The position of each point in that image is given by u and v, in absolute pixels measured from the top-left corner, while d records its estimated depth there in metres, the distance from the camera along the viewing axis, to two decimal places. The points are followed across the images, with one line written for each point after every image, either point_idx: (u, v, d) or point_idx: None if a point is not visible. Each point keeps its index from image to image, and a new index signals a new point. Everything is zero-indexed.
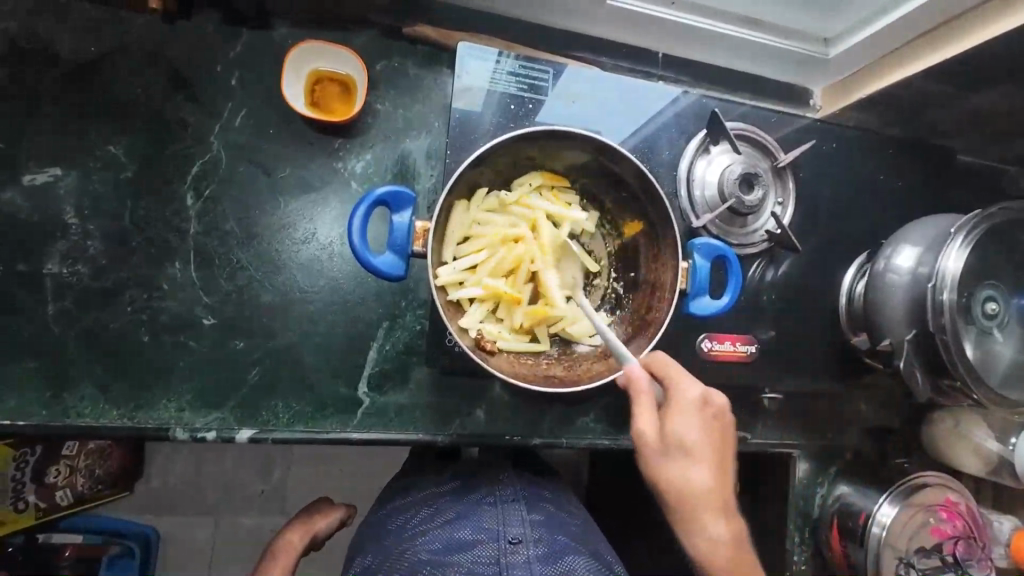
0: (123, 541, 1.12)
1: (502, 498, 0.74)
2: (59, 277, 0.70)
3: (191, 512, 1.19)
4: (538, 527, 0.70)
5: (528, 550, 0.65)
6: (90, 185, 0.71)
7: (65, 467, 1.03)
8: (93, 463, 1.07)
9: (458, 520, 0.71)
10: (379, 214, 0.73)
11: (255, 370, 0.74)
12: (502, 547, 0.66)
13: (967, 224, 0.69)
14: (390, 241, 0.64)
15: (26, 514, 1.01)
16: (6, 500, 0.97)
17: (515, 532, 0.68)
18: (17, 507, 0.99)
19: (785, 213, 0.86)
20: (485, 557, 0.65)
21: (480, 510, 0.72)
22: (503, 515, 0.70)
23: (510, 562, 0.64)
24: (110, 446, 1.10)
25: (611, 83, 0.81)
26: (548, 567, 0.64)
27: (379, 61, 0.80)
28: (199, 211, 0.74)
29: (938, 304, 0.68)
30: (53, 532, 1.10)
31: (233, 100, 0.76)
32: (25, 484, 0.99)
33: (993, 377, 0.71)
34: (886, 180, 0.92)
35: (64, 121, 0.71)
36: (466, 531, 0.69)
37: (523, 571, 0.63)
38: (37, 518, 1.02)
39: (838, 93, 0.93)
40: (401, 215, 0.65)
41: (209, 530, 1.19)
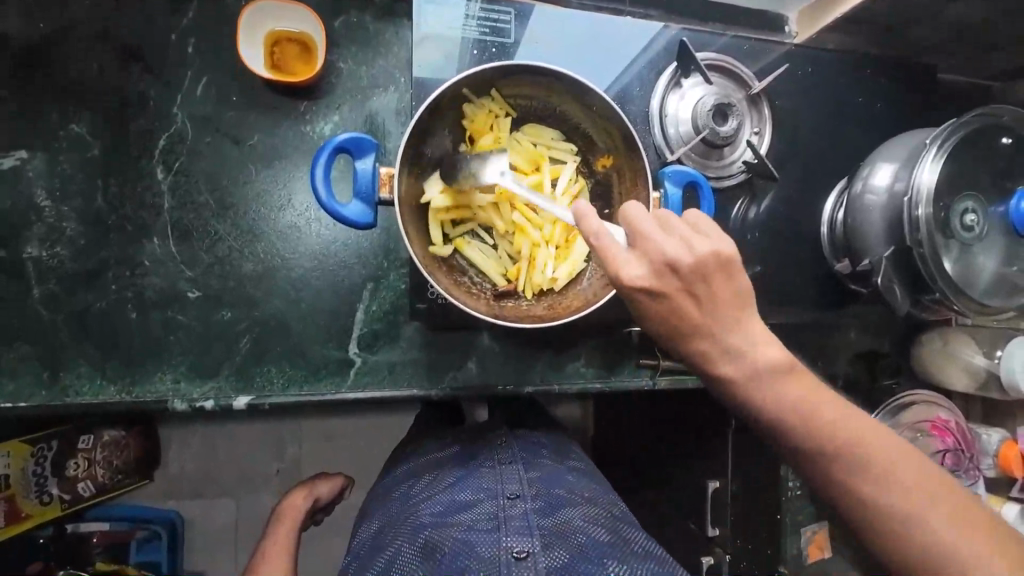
0: (150, 525, 1.18)
1: (500, 461, 0.73)
2: (40, 260, 0.70)
3: (211, 494, 1.25)
4: (534, 483, 0.68)
5: (525, 503, 0.63)
6: (59, 167, 0.71)
7: (82, 459, 1.07)
8: (111, 453, 1.12)
9: (458, 484, 0.70)
10: (341, 164, 0.73)
11: (244, 339, 0.75)
12: (499, 503, 0.64)
13: (942, 134, 0.68)
14: (356, 189, 0.63)
15: (51, 506, 1.04)
16: (30, 494, 1.00)
17: (513, 489, 0.66)
18: (42, 500, 1.02)
19: (763, 143, 0.85)
20: (485, 513, 0.62)
21: (478, 474, 0.71)
22: (499, 476, 0.69)
23: (509, 515, 0.61)
24: (125, 437, 1.14)
25: (579, 21, 0.79)
26: (544, 516, 0.61)
27: (337, 18, 0.78)
28: (171, 184, 0.74)
29: (914, 220, 0.68)
30: (80, 522, 1.13)
31: (192, 70, 0.74)
32: (46, 477, 1.02)
33: (972, 288, 0.71)
34: (866, 103, 0.90)
35: (23, 104, 0.70)
36: (466, 493, 0.67)
37: (521, 520, 0.60)
38: (62, 510, 1.06)
39: (814, 15, 0.89)
40: (365, 161, 0.63)
41: (229, 509, 1.26)
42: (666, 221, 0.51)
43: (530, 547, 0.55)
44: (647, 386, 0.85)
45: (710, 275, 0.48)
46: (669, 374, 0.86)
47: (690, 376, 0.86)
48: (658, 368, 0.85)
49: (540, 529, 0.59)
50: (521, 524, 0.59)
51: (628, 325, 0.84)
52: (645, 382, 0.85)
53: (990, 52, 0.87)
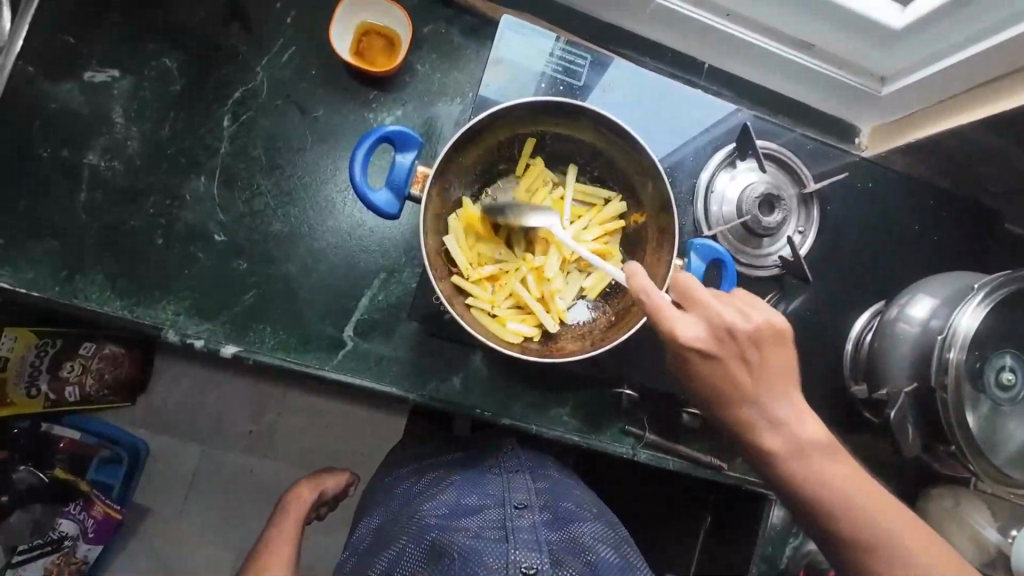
0: (116, 448, 1.19)
1: (506, 468, 0.72)
2: (96, 169, 0.75)
3: (181, 434, 1.27)
4: (541, 494, 0.68)
5: (534, 515, 0.63)
6: (140, 92, 0.76)
7: (78, 365, 1.10)
8: (104, 368, 1.15)
9: (464, 488, 0.69)
10: (383, 150, 0.76)
11: (250, 292, 0.77)
12: (507, 512, 0.63)
13: (990, 284, 0.64)
14: (389, 179, 0.65)
15: (35, 400, 1.05)
16: (21, 382, 1.02)
17: (521, 499, 0.65)
18: (29, 392, 1.04)
19: (804, 243, 0.83)
20: (492, 521, 0.62)
21: (485, 479, 0.70)
22: (507, 483, 0.68)
23: (516, 526, 0.61)
24: (122, 354, 1.18)
25: (651, 83, 0.80)
26: (553, 532, 0.61)
27: (427, 24, 0.82)
28: (232, 132, 0.78)
29: (943, 361, 0.64)
30: (55, 425, 1.12)
31: (283, 38, 0.79)
32: (40, 371, 1.05)
33: (994, 452, 0.66)
34: (923, 233, 0.88)
35: (130, 30, 0.77)
36: (473, 498, 0.67)
37: (530, 533, 0.60)
38: (44, 407, 1.07)
39: (887, 133, 0.89)
40: (406, 157, 0.65)
41: (193, 454, 1.27)
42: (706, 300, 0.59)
43: (539, 564, 0.56)
44: (626, 454, 0.81)
45: (737, 352, 0.57)
46: (651, 450, 0.83)
47: (672, 458, 0.83)
48: (642, 439, 0.82)
49: (547, 544, 0.59)
50: (529, 537, 0.59)
51: (620, 385, 0.81)
52: (626, 450, 0.82)
53: None
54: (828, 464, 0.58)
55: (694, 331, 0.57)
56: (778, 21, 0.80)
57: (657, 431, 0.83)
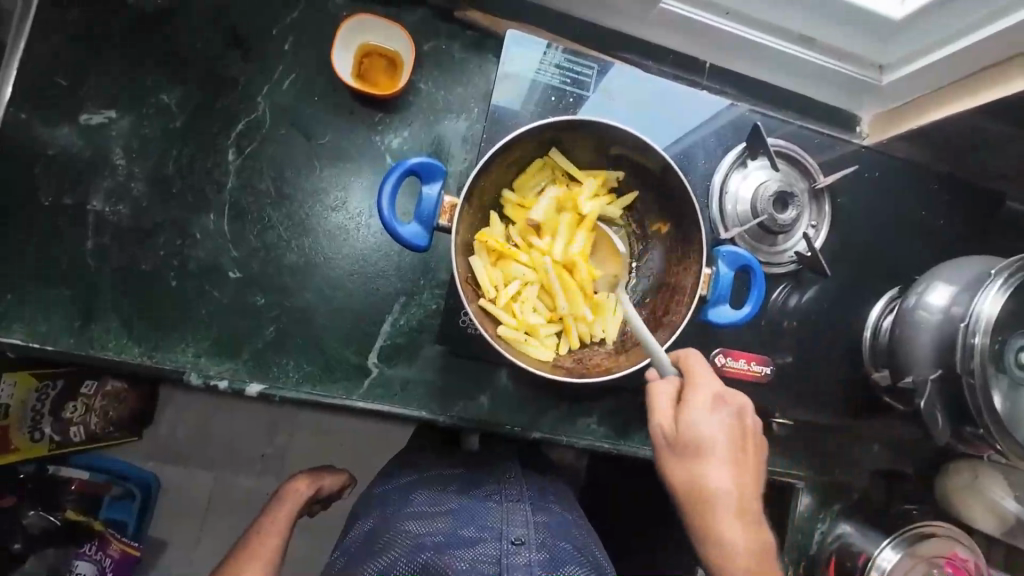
0: (125, 483, 1.16)
1: (508, 497, 0.72)
2: (101, 214, 0.72)
3: (194, 464, 1.26)
4: (540, 529, 0.67)
5: (530, 553, 0.62)
6: (141, 131, 0.74)
7: (81, 403, 1.08)
8: (108, 405, 1.13)
9: (463, 516, 0.69)
10: (409, 185, 0.74)
11: (271, 327, 0.76)
12: (504, 547, 0.63)
13: (1008, 268, 0.66)
14: (418, 212, 0.63)
15: (40, 444, 1.04)
16: (24, 428, 1.01)
17: (519, 535, 0.65)
18: (33, 436, 1.02)
19: (818, 236, 0.84)
20: (487, 556, 0.62)
21: (483, 509, 0.70)
22: (507, 516, 0.68)
23: (512, 564, 0.61)
24: (125, 390, 1.16)
25: (657, 87, 0.80)
26: (548, 572, 0.61)
27: (428, 41, 0.81)
28: (238, 166, 0.76)
29: (969, 348, 0.65)
30: (62, 466, 1.10)
31: (284, 66, 0.78)
32: (43, 415, 1.03)
33: (1019, 431, 0.68)
34: (929, 217, 0.89)
35: (125, 67, 0.74)
36: (470, 528, 0.66)
37: (524, 573, 0.59)
38: (49, 450, 1.06)
39: (887, 121, 0.90)
40: (432, 188, 0.64)
41: (209, 483, 1.26)
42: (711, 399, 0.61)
43: None
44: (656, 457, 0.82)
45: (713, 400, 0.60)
46: None
47: None
48: None
49: None
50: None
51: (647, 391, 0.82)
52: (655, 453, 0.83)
53: None
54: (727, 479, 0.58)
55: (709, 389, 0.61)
56: (780, 19, 0.80)
57: None
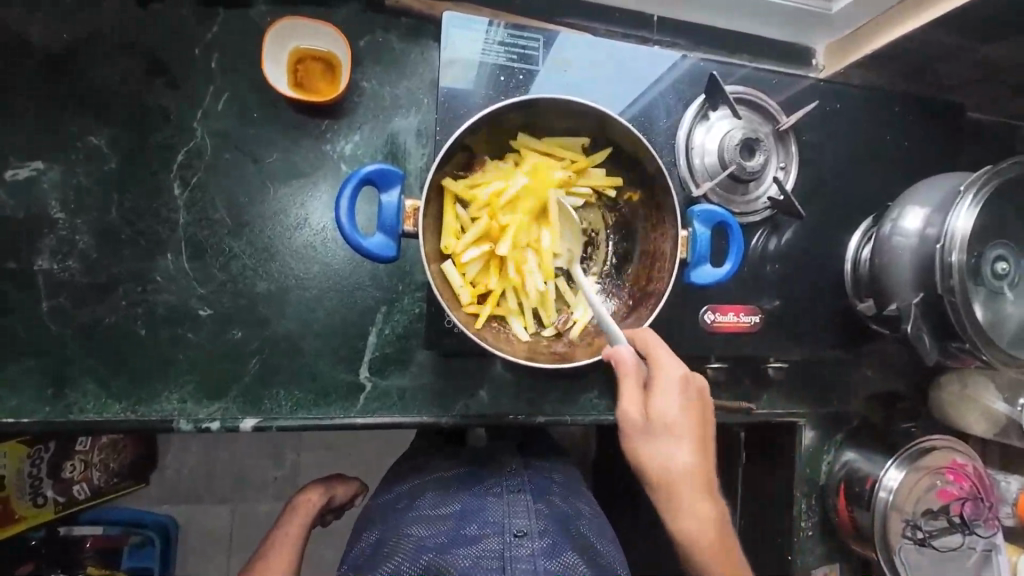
0: (143, 530, 1.16)
1: (507, 492, 0.72)
2: (51, 273, 0.68)
3: (205, 500, 1.24)
4: (542, 518, 0.68)
5: (533, 543, 0.63)
6: (74, 179, 0.69)
7: (79, 461, 1.08)
8: (107, 457, 1.11)
9: (464, 515, 0.69)
10: (368, 196, 0.71)
11: (254, 360, 0.73)
12: (507, 540, 0.63)
13: (977, 181, 0.67)
14: (379, 222, 0.61)
15: (45, 508, 1.05)
16: (25, 495, 1.01)
17: (520, 526, 0.65)
18: (36, 501, 1.03)
19: (788, 178, 0.83)
20: (491, 551, 0.62)
21: (485, 507, 0.70)
22: (508, 510, 0.68)
23: (515, 556, 0.61)
24: (122, 440, 1.13)
25: (607, 50, 0.78)
26: (552, 561, 0.61)
27: (362, 37, 0.77)
28: (187, 199, 0.72)
29: (947, 266, 0.66)
30: (74, 525, 1.12)
31: (214, 85, 0.73)
32: (42, 479, 1.03)
33: (1001, 337, 0.70)
34: (894, 140, 0.89)
35: (42, 113, 0.69)
36: (473, 526, 0.66)
37: (528, 564, 0.60)
38: (56, 512, 1.06)
39: (840, 50, 0.89)
40: (391, 194, 0.62)
41: (224, 518, 1.24)
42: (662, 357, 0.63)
43: None
44: None
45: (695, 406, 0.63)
46: None
47: None
48: None
49: None
50: (527, 568, 0.60)
51: None
52: None
53: (1016, 96, 0.87)
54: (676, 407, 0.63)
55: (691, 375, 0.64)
56: None
57: None
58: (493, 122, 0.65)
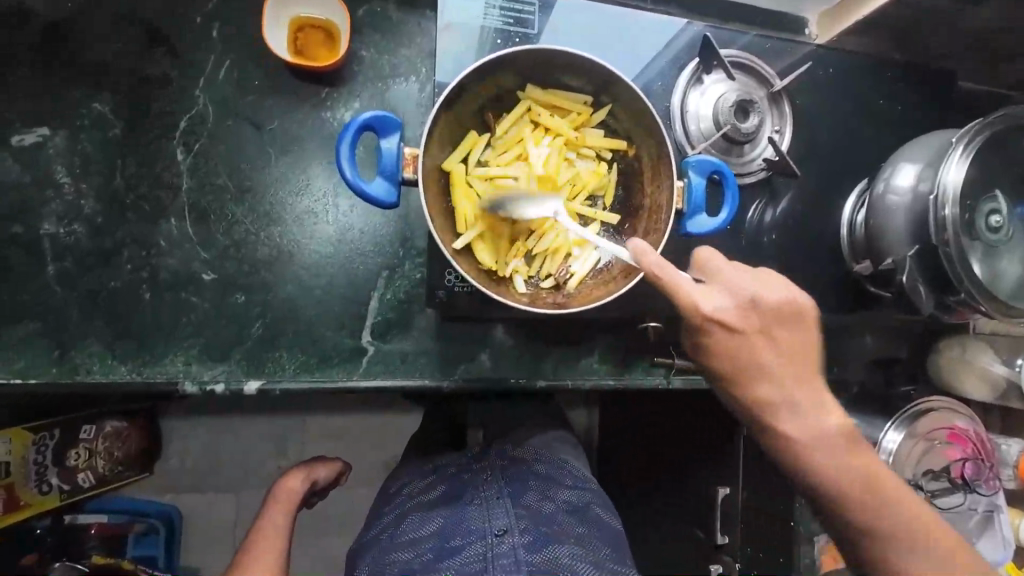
0: (148, 520, 1.18)
1: (487, 496, 0.70)
2: (57, 237, 0.69)
3: (209, 491, 1.25)
4: (523, 515, 0.66)
5: (514, 538, 0.62)
6: (80, 145, 0.70)
7: (83, 449, 1.06)
8: (111, 445, 1.11)
9: (447, 523, 0.67)
10: (368, 140, 0.73)
11: (257, 323, 0.74)
12: (489, 541, 0.63)
13: (967, 135, 0.67)
14: (379, 167, 0.61)
15: (50, 496, 1.01)
16: (31, 482, 0.98)
17: (501, 525, 0.64)
18: (41, 489, 1.00)
19: (783, 141, 0.84)
20: (474, 555, 0.61)
21: (465, 513, 0.68)
22: (488, 512, 0.67)
23: (497, 554, 0.60)
24: (126, 428, 1.13)
25: (602, 16, 0.79)
26: (534, 552, 0.60)
27: (361, 6, 0.78)
28: (190, 165, 0.73)
29: (940, 219, 0.67)
30: (79, 513, 1.11)
31: (216, 54, 0.74)
32: (47, 467, 1.00)
33: (997, 289, 0.70)
34: (887, 106, 0.90)
35: (47, 81, 0.70)
36: (456, 535, 0.65)
37: (510, 558, 0.60)
38: (62, 500, 1.04)
39: (833, 19, 0.89)
40: (390, 142, 0.61)
41: (230, 507, 1.26)
42: (724, 275, 0.59)
43: None
44: (662, 384, 0.84)
45: (758, 326, 0.57)
46: (683, 375, 0.85)
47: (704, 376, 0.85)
48: (673, 367, 0.84)
49: (527, 565, 0.58)
50: (509, 561, 0.59)
51: (642, 319, 0.83)
52: (659, 381, 0.85)
53: (1010, 59, 0.88)
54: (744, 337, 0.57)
55: (719, 303, 0.57)
56: None
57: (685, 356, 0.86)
58: (489, 77, 0.66)
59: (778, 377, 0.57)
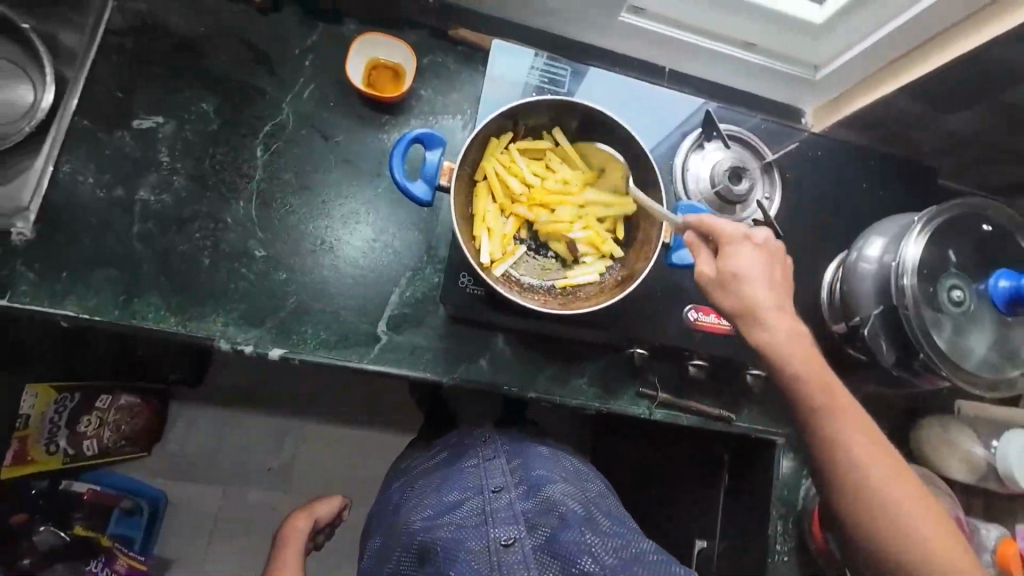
0: (136, 499, 1.25)
1: (483, 457, 0.79)
2: (148, 202, 0.83)
3: (203, 481, 1.33)
4: (516, 471, 0.75)
5: (510, 494, 0.70)
6: (184, 133, 0.86)
7: (95, 418, 1.16)
8: (121, 418, 1.21)
9: (446, 486, 0.75)
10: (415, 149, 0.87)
11: (291, 299, 0.85)
12: (486, 497, 0.71)
13: (925, 216, 0.77)
14: (423, 173, 0.76)
15: (55, 457, 1.12)
16: (42, 440, 1.09)
17: (496, 483, 0.73)
18: (48, 449, 1.10)
19: (772, 206, 0.95)
20: (472, 509, 0.69)
21: (462, 475, 0.76)
22: (483, 473, 0.75)
23: (494, 507, 0.69)
24: (138, 405, 1.23)
25: (624, 86, 0.94)
26: (528, 502, 0.69)
27: (426, 56, 0.95)
28: (265, 160, 0.88)
29: (900, 288, 0.75)
30: (76, 480, 1.19)
31: (305, 78, 0.91)
32: (59, 428, 1.11)
33: (958, 358, 0.76)
34: (873, 191, 1.01)
35: (170, 82, 0.87)
36: (454, 493, 0.73)
37: (506, 512, 0.68)
38: (63, 463, 1.13)
39: (827, 110, 1.04)
40: (434, 154, 0.76)
41: (216, 498, 1.33)
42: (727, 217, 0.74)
43: (516, 534, 0.64)
44: (644, 415, 0.90)
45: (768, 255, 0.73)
46: (665, 409, 0.92)
47: (684, 414, 0.92)
48: (656, 400, 0.91)
49: (523, 516, 0.67)
50: (507, 514, 0.67)
51: (629, 346, 0.90)
52: (642, 412, 0.91)
53: (984, 164, 0.98)
54: (748, 257, 0.71)
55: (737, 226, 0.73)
56: (723, 28, 0.96)
57: (668, 391, 0.92)
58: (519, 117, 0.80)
59: (771, 291, 0.70)
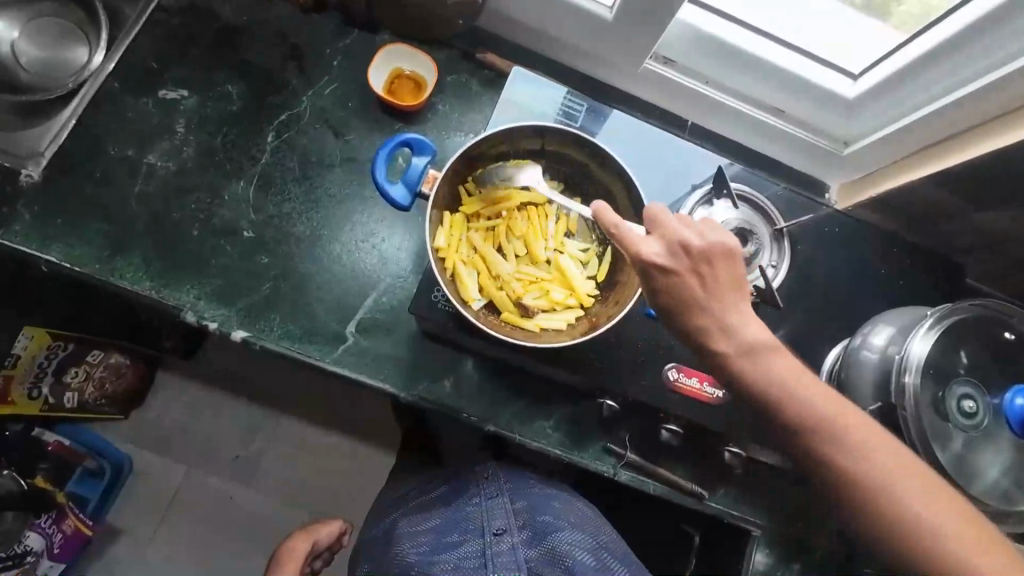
0: (100, 459, 1.23)
1: (486, 495, 0.77)
2: (154, 167, 0.86)
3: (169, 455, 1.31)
4: (520, 513, 0.74)
5: (513, 538, 0.71)
6: (203, 109, 0.89)
7: (82, 371, 1.17)
8: (106, 376, 1.21)
9: (446, 525, 0.75)
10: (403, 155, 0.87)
11: (267, 284, 0.84)
12: (486, 540, 0.71)
13: (938, 313, 0.70)
14: (404, 177, 0.77)
15: (34, 402, 1.11)
16: (26, 382, 1.09)
17: (499, 525, 0.72)
18: (31, 393, 1.10)
19: (777, 276, 0.90)
20: (472, 552, 0.70)
21: (465, 513, 0.75)
22: (487, 512, 0.74)
23: (496, 552, 0.69)
24: (126, 366, 1.25)
25: (639, 131, 0.93)
26: (531, 549, 0.70)
27: (450, 74, 0.97)
28: (274, 146, 0.90)
29: (901, 386, 0.69)
30: (48, 431, 1.16)
31: (330, 77, 0.94)
32: (45, 374, 1.12)
33: (958, 477, 0.68)
34: (892, 281, 0.94)
35: (203, 61, 0.91)
36: (454, 533, 0.73)
37: (508, 556, 0.69)
38: (40, 410, 1.12)
39: (853, 189, 0.99)
40: (421, 159, 0.77)
41: (177, 477, 1.31)
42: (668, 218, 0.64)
43: None
44: (607, 473, 0.84)
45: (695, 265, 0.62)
46: (631, 471, 0.85)
47: (651, 481, 0.84)
48: (623, 459, 0.84)
49: (526, 563, 0.68)
50: (509, 559, 0.68)
51: (601, 396, 0.85)
52: (606, 469, 0.84)
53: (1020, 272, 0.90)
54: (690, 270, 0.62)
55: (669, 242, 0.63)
56: (750, 90, 0.94)
57: (638, 452, 0.85)
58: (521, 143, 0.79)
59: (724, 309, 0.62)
